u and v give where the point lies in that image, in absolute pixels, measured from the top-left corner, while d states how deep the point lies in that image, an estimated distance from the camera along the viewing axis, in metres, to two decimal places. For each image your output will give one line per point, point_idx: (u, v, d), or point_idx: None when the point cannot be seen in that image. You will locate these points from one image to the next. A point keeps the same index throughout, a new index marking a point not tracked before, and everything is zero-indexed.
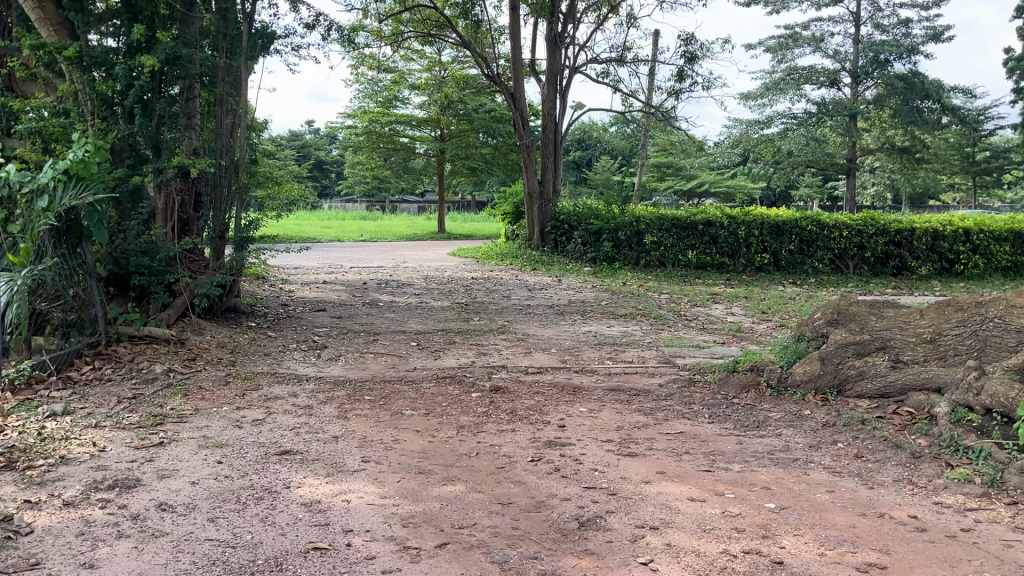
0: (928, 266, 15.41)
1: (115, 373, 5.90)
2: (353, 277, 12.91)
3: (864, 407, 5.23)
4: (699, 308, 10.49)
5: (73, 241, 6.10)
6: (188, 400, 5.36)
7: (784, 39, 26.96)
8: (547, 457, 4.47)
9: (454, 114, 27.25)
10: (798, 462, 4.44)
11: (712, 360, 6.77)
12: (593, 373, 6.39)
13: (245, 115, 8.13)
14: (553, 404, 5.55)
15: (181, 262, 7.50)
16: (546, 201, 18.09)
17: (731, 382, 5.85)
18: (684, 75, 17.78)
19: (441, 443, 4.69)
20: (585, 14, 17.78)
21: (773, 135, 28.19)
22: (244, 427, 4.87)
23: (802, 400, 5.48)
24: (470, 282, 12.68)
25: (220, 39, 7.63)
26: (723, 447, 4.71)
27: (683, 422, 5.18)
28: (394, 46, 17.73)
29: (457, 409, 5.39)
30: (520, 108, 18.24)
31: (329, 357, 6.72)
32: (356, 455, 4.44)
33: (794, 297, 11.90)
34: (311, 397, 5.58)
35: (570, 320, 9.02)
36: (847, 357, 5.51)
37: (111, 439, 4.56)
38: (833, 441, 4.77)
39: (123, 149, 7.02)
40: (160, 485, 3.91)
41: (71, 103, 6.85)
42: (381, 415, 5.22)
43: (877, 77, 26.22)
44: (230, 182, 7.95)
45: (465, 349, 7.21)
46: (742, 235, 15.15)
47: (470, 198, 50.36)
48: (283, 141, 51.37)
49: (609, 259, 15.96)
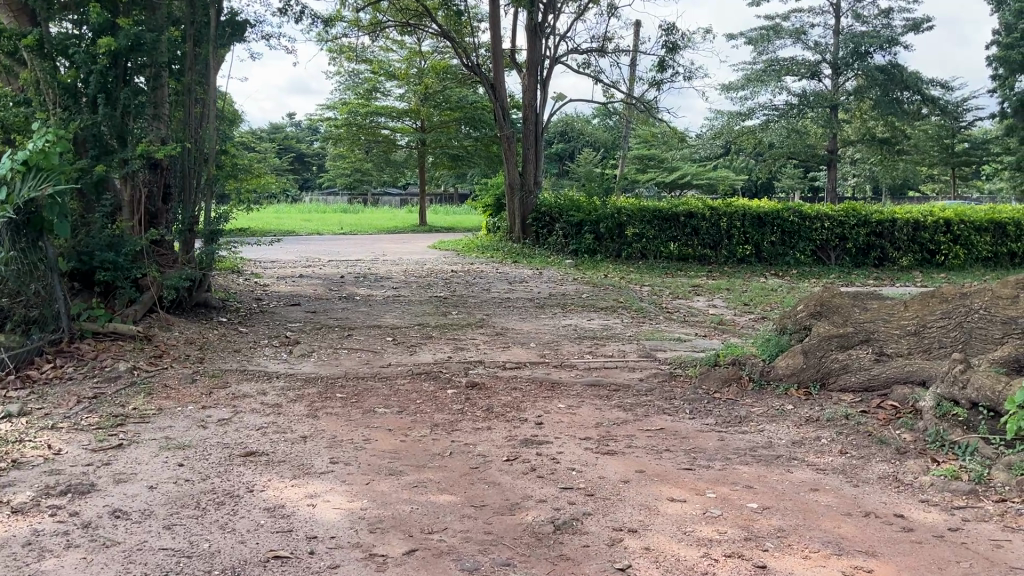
0: (909, 257, 15.39)
1: (77, 371, 5.67)
2: (331, 270, 12.67)
3: (848, 401, 5.11)
4: (681, 301, 10.38)
5: (35, 233, 5.86)
6: (151, 399, 5.16)
7: (765, 31, 26.90)
8: (522, 456, 4.32)
9: (435, 106, 27.00)
10: (781, 460, 4.32)
11: (693, 354, 6.65)
12: (572, 368, 6.24)
13: (214, 106, 7.88)
14: (530, 401, 5.39)
15: (149, 256, 7.26)
16: (526, 192, 17.94)
17: (712, 376, 5.72)
18: (665, 66, 17.64)
19: (413, 443, 4.52)
20: (566, 4, 17.58)
21: (754, 126, 28.17)
22: (209, 428, 4.68)
23: (784, 394, 5.36)
24: (449, 275, 12.48)
25: (187, 27, 7.37)
26: (705, 444, 4.59)
27: (664, 419, 5.05)
28: (373, 35, 17.45)
29: (432, 406, 5.23)
30: (501, 99, 18.03)
31: (301, 353, 6.54)
32: (324, 456, 4.27)
33: (776, 289, 11.82)
34: (281, 395, 5.40)
35: (550, 313, 8.86)
36: (831, 349, 5.42)
37: (67, 441, 4.36)
38: (816, 437, 4.66)
39: (87, 140, 6.72)
40: (116, 490, 3.72)
41: (32, 92, 6.60)
42: (353, 413, 5.05)
43: (857, 68, 26.23)
44: (200, 173, 7.73)
45: (441, 344, 7.04)
46: (724, 226, 15.08)
47: (452, 191, 50.22)
48: (263, 134, 50.86)
49: (590, 251, 15.87)
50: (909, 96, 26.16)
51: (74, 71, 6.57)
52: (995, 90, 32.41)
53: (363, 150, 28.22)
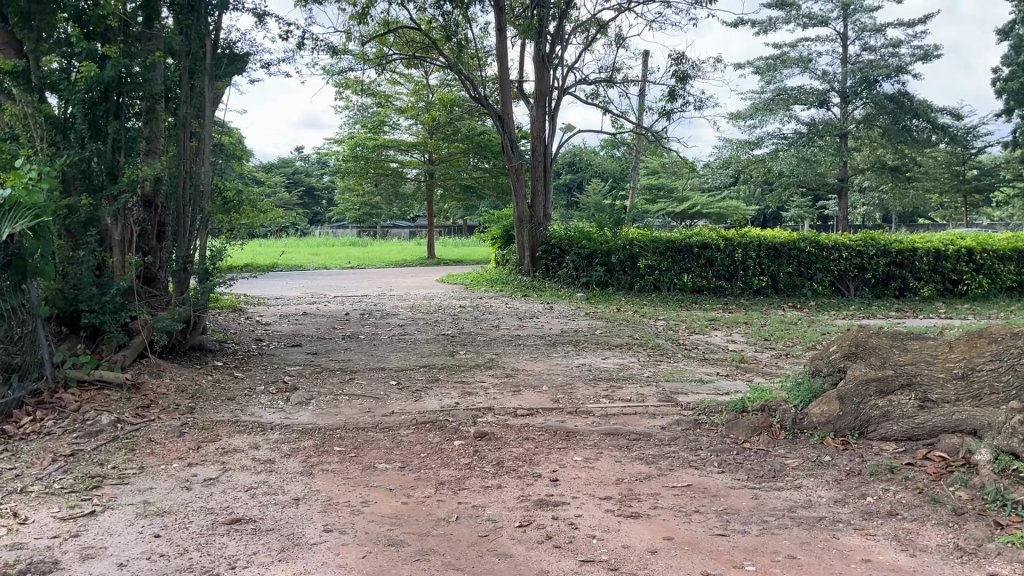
0: (931, 287, 14.88)
1: (57, 425, 5.27)
2: (336, 307, 12.34)
3: (891, 452, 4.68)
4: (698, 336, 9.98)
5: (18, 276, 5.50)
6: (134, 456, 4.77)
7: (772, 60, 26.80)
8: (537, 522, 3.89)
9: (443, 138, 26.87)
10: (824, 523, 3.87)
11: (718, 398, 6.20)
12: (588, 415, 5.80)
13: (209, 140, 7.54)
14: (544, 453, 4.97)
15: (140, 299, 6.91)
16: (536, 224, 17.62)
17: (741, 424, 5.29)
18: (675, 95, 17.36)
19: (416, 505, 4.11)
20: (573, 35, 17.35)
21: (764, 155, 28.15)
22: (194, 489, 4.28)
23: (820, 444, 4.94)
24: (457, 311, 12.12)
25: (182, 56, 7.05)
26: (738, 503, 4.16)
27: (690, 473, 4.62)
28: (379, 68, 17.22)
29: (438, 461, 4.81)
30: (509, 131, 17.73)
31: (299, 401, 6.14)
32: (317, 523, 3.85)
33: (796, 322, 11.43)
34: (274, 450, 4.99)
35: (562, 352, 8.47)
36: (869, 395, 4.99)
37: (35, 508, 3.96)
38: (861, 495, 4.21)
39: (75, 176, 6.31)
40: (81, 569, 3.31)
41: (20, 128, 6.23)
42: (351, 470, 4.65)
43: (866, 97, 25.98)
44: (195, 210, 7.40)
45: (448, 388, 6.64)
46: (739, 258, 14.70)
47: (462, 223, 50.18)
48: (273, 170, 50.97)
49: (602, 284, 15.54)
50: (919, 123, 25.82)
51: (63, 105, 6.20)
52: (1005, 118, 31.99)
53: (372, 183, 28.09)
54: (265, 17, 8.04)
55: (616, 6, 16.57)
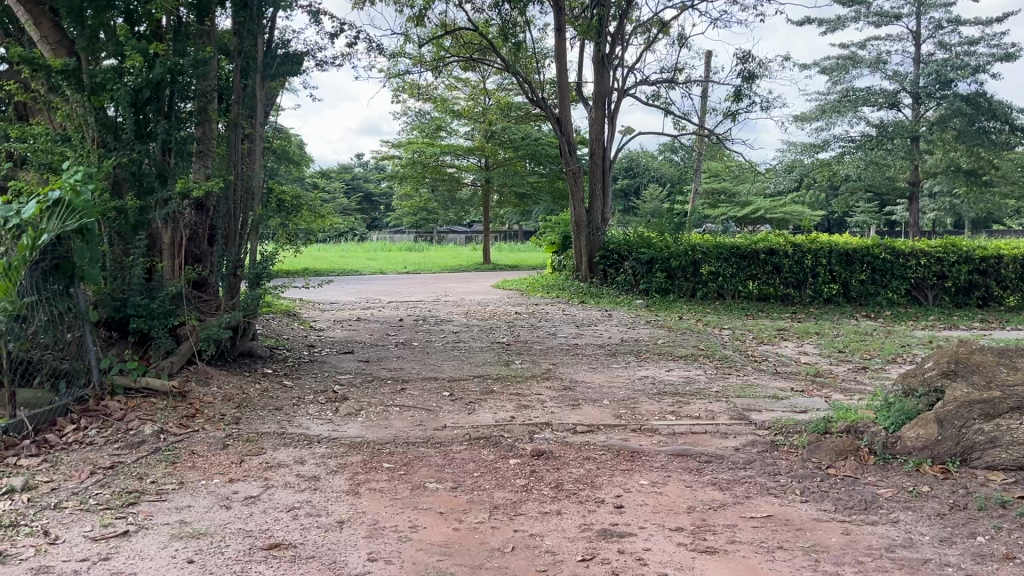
0: (1018, 295, 14.02)
1: (100, 435, 5.09)
2: (390, 313, 12.18)
3: (1000, 483, 4.21)
4: (766, 347, 9.44)
5: (66, 281, 5.39)
6: (175, 470, 4.54)
7: (840, 61, 25.86)
8: (601, 556, 3.51)
9: (500, 144, 26.64)
10: (930, 567, 3.39)
11: (796, 416, 5.70)
12: (653, 434, 5.38)
13: (261, 140, 7.34)
14: (606, 475, 4.58)
15: (189, 303, 6.76)
16: (593, 229, 17.19)
17: (824, 448, 4.80)
18: (741, 95, 16.73)
19: (468, 533, 3.76)
20: (634, 35, 16.88)
21: (831, 159, 27.20)
22: (233, 508, 4.02)
23: (916, 472, 4.44)
24: (513, 318, 11.78)
25: (236, 54, 6.89)
26: (826, 540, 3.70)
27: (771, 502, 4.18)
28: (436, 72, 17.03)
29: (492, 482, 4.46)
30: (567, 134, 17.33)
31: (348, 412, 5.88)
32: (362, 551, 3.54)
33: (872, 333, 10.76)
34: (319, 465, 4.72)
35: (624, 363, 8.06)
36: (973, 418, 4.48)
37: (68, 526, 3.75)
38: (970, 534, 3.72)
39: (126, 179, 6.19)
40: None
41: (71, 129, 6.10)
42: (400, 490, 4.34)
43: (940, 98, 24.79)
44: (246, 213, 7.23)
45: (504, 401, 6.28)
46: (809, 264, 14.00)
47: (518, 228, 50.10)
48: (333, 176, 51.69)
49: (662, 291, 15.04)
50: (996, 125, 24.55)
51: (112, 105, 6.06)
52: None
53: (428, 189, 28.05)
54: (321, 13, 7.87)
55: (679, 5, 16.05)
